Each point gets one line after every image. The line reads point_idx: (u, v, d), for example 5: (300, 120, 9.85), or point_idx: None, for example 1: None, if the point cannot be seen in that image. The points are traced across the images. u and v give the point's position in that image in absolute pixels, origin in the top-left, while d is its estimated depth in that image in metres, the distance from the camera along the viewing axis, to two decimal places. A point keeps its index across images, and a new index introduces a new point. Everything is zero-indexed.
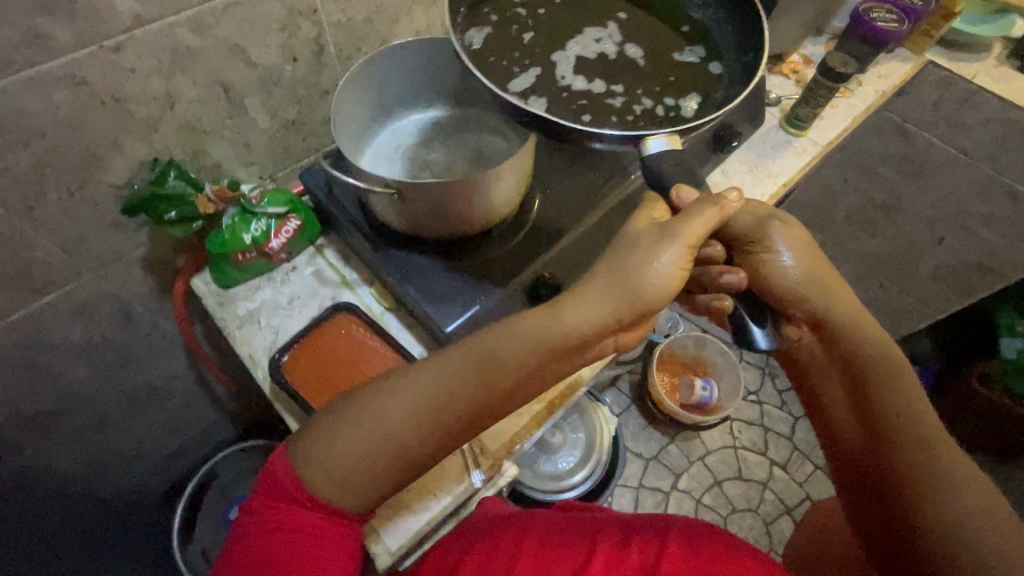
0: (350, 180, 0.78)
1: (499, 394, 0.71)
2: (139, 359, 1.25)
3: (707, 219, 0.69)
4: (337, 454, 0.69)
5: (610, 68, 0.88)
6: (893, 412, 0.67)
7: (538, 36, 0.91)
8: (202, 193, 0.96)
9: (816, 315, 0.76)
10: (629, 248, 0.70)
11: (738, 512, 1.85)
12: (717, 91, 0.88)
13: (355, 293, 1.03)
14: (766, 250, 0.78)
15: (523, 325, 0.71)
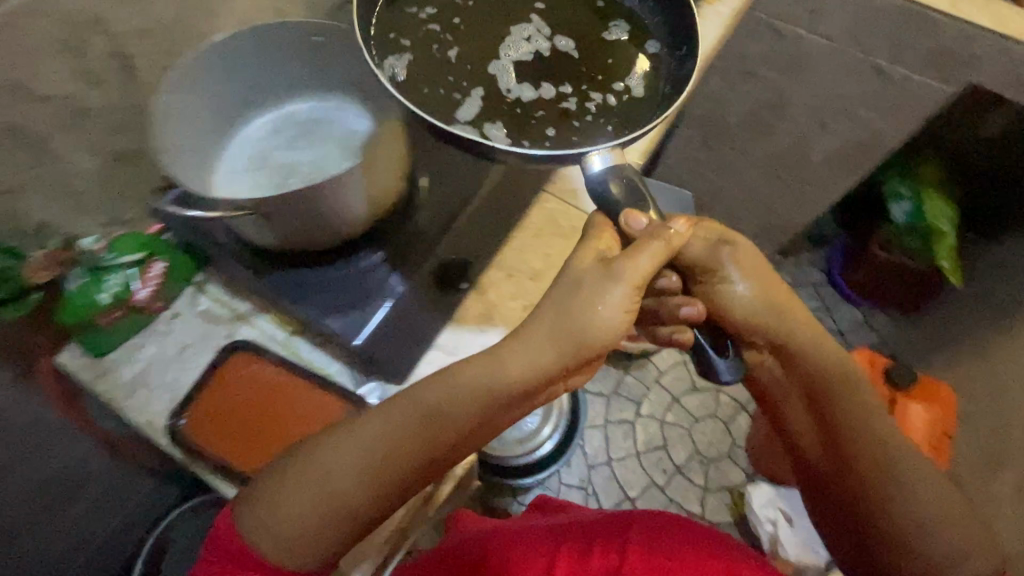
0: (198, 215, 0.74)
1: (458, 444, 0.76)
2: (46, 449, 1.08)
3: (648, 259, 0.71)
4: (299, 513, 0.71)
5: (556, 71, 0.92)
6: (855, 428, 0.79)
7: (463, 53, 0.92)
8: (30, 262, 0.88)
9: (784, 343, 0.81)
10: (575, 291, 0.73)
11: (700, 419, 2.09)
12: (672, 62, 0.95)
13: (250, 326, 1.03)
14: (718, 282, 0.80)
15: (466, 376, 0.75)
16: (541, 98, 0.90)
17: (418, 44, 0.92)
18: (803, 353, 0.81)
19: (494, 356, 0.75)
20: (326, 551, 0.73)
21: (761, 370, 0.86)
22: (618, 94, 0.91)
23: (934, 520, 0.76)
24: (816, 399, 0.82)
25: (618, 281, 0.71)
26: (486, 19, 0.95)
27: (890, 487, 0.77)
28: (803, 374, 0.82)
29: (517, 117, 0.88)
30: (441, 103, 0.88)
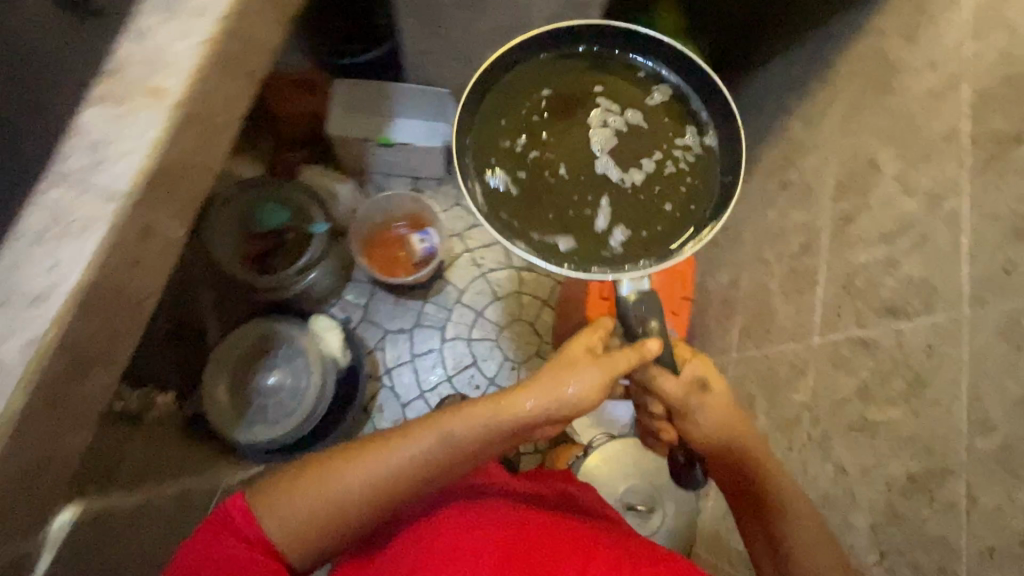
0: None
1: (447, 476, 0.64)
2: None
3: (626, 363, 0.61)
4: (309, 502, 0.62)
5: (625, 154, 0.64)
6: (800, 536, 0.59)
7: (583, 171, 0.65)
8: None
9: (745, 464, 0.63)
10: (566, 364, 0.63)
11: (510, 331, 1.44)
12: (695, 146, 0.65)
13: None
14: (690, 422, 0.64)
15: (523, 394, 0.62)
16: (653, 173, 0.64)
17: (529, 159, 0.64)
18: (758, 466, 0.62)
19: (546, 374, 0.63)
20: (321, 541, 0.63)
21: (722, 483, 0.67)
22: (681, 158, 0.65)
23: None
24: (763, 501, 0.62)
25: (588, 365, 0.62)
26: (569, 91, 0.67)
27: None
28: (760, 482, 0.62)
29: (632, 210, 0.63)
30: (571, 217, 0.63)
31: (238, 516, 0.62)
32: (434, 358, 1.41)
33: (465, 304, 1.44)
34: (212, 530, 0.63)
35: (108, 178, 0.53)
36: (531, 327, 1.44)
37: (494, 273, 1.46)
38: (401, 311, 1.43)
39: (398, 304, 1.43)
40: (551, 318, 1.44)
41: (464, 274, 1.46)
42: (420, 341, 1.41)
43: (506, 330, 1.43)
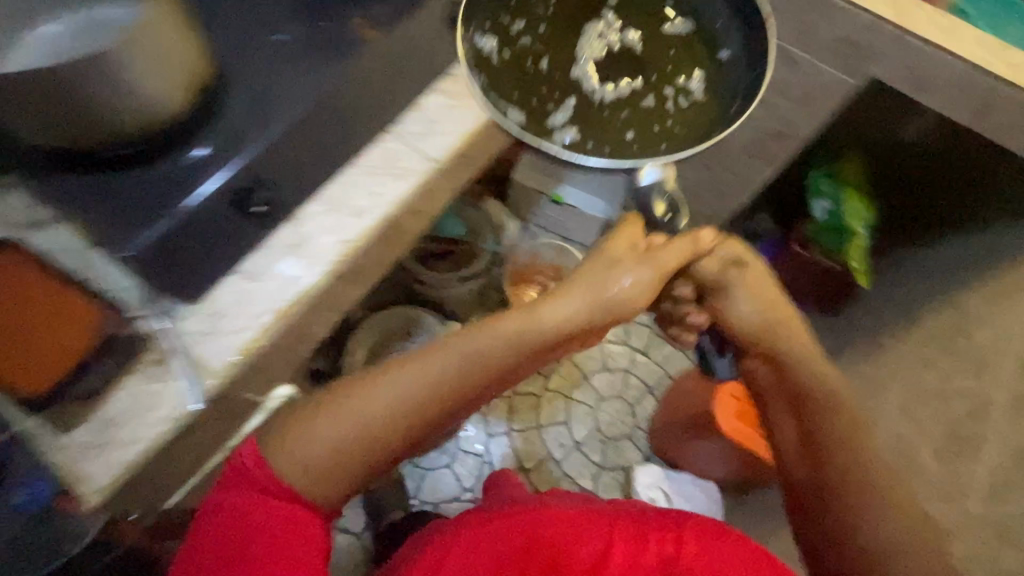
0: None
1: (477, 392, 0.68)
2: None
3: (673, 257, 0.73)
4: (347, 420, 0.62)
5: (640, 69, 0.86)
6: (834, 431, 0.68)
7: (614, 68, 0.85)
8: None
9: (778, 349, 0.74)
10: (607, 268, 0.71)
11: (608, 403, 1.47)
12: (697, 82, 0.86)
13: (32, 231, 0.56)
14: (724, 296, 0.77)
15: (568, 287, 0.71)
16: (621, 99, 0.84)
17: (569, 48, 0.85)
18: (790, 351, 0.73)
19: (592, 279, 0.70)
20: (356, 473, 0.63)
21: (755, 381, 0.78)
22: (678, 100, 0.85)
23: (858, 470, 0.65)
24: (799, 396, 0.72)
25: (624, 266, 0.71)
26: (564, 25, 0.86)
27: (864, 510, 0.63)
28: (790, 379, 0.73)
29: (599, 119, 0.82)
30: (590, 97, 0.83)
31: (253, 460, 0.61)
32: (531, 403, 1.44)
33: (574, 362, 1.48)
34: (226, 484, 0.61)
35: (432, 144, 0.68)
36: (629, 408, 1.47)
37: (610, 346, 1.51)
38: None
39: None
40: (649, 408, 1.48)
41: None
42: (524, 383, 1.44)
43: (604, 402, 1.46)
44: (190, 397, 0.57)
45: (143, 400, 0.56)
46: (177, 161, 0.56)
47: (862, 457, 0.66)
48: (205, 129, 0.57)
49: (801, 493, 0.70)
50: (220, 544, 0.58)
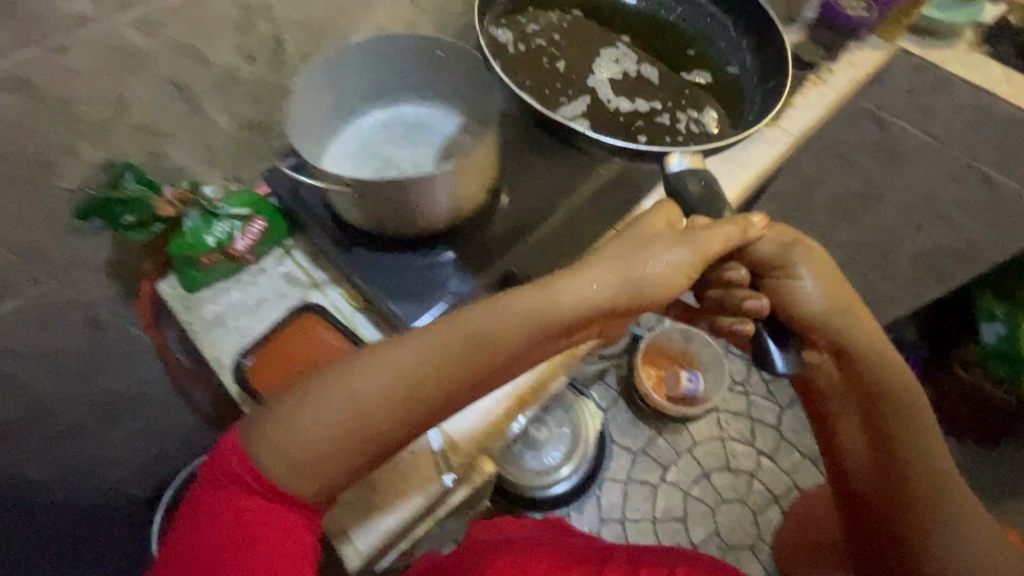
0: (305, 180, 0.49)
1: (500, 369, 0.51)
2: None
3: (724, 235, 0.49)
4: (325, 418, 0.47)
5: (686, 90, 0.70)
6: (914, 440, 0.51)
7: (647, 76, 0.70)
8: (162, 198, 0.56)
9: (847, 345, 0.51)
10: (643, 241, 0.50)
11: (728, 505, 1.38)
12: (713, 109, 0.70)
13: (320, 293, 0.64)
14: (789, 277, 0.51)
15: (593, 264, 0.50)
16: (641, 112, 0.67)
17: (598, 48, 0.71)
18: (864, 352, 0.51)
19: (625, 243, 0.50)
20: (351, 463, 0.49)
21: (812, 377, 0.55)
22: (687, 122, 0.67)
23: (931, 480, 0.50)
24: (875, 407, 0.51)
25: (684, 246, 0.49)
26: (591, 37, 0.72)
27: (946, 519, 0.50)
28: (866, 381, 0.51)
29: (616, 128, 0.65)
30: (609, 95, 0.67)
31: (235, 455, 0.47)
32: (646, 492, 1.38)
33: (693, 456, 1.41)
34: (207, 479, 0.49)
35: None
36: (751, 516, 1.37)
37: (733, 444, 1.43)
38: (632, 431, 1.41)
39: (633, 424, 1.42)
40: (774, 519, 1.37)
41: (704, 428, 1.43)
42: (641, 469, 1.39)
43: (723, 505, 1.38)
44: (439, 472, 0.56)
45: (399, 470, 0.56)
46: (456, 249, 0.61)
47: (943, 466, 0.51)
48: (481, 220, 0.62)
49: (863, 500, 0.54)
50: (208, 554, 0.45)
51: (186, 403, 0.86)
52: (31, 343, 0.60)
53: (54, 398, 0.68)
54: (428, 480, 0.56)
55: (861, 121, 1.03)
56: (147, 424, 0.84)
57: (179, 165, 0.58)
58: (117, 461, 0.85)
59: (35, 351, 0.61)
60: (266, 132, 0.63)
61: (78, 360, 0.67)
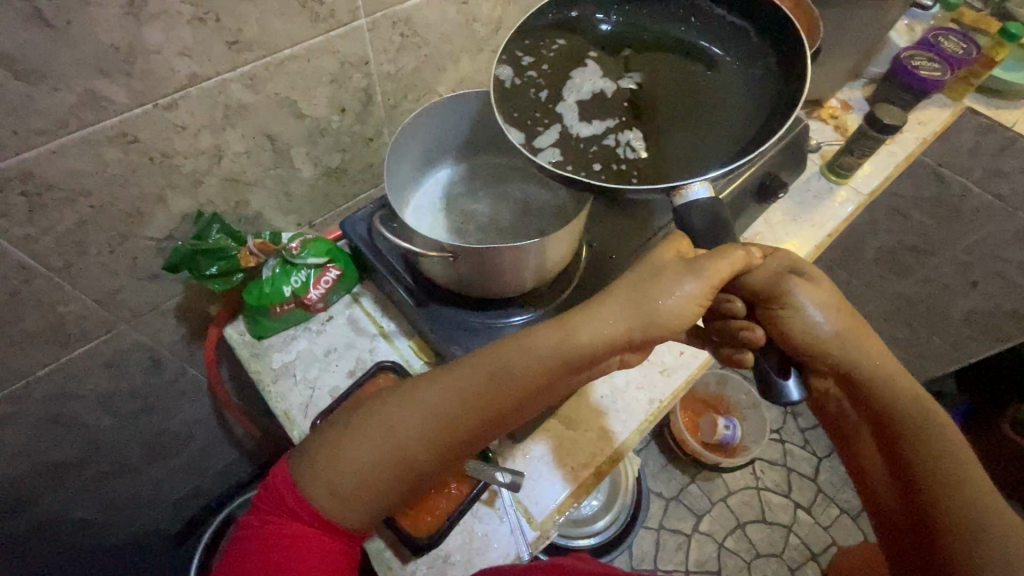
0: (399, 243, 0.47)
1: (524, 406, 0.46)
2: (33, 483, 0.63)
3: (731, 265, 0.44)
4: (360, 459, 0.44)
5: (672, 107, 0.55)
6: (929, 457, 0.41)
7: (623, 92, 0.57)
8: (245, 247, 0.55)
9: (854, 372, 0.45)
10: (651, 277, 0.45)
11: (762, 559, 1.28)
12: (704, 126, 0.53)
13: (390, 345, 0.61)
14: (791, 309, 0.46)
15: (608, 297, 0.45)
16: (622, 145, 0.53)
17: (568, 52, 0.57)
18: (875, 378, 0.45)
19: (637, 275, 0.45)
20: (386, 503, 0.45)
21: (825, 406, 0.49)
22: (666, 149, 0.53)
23: (963, 510, 0.39)
24: (887, 429, 0.44)
25: (692, 274, 0.43)
26: (592, 52, 0.58)
27: (988, 551, 0.37)
28: (878, 404, 0.44)
29: (587, 163, 0.52)
30: (573, 118, 0.55)
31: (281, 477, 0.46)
32: (678, 542, 1.30)
33: (728, 505, 1.34)
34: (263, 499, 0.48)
35: None
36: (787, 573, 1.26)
37: (769, 495, 1.35)
38: (664, 476, 1.36)
39: (665, 468, 1.37)
40: None
41: (739, 477, 1.37)
42: (673, 518, 1.32)
43: (758, 559, 1.28)
44: (519, 548, 0.52)
45: (476, 546, 0.52)
46: (540, 310, 0.58)
47: (981, 493, 0.40)
48: (566, 280, 0.59)
49: (898, 536, 0.43)
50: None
51: (231, 439, 0.84)
52: (95, 387, 0.59)
53: (107, 438, 0.66)
54: (508, 559, 0.52)
55: (922, 176, 0.99)
56: (189, 461, 0.82)
57: (258, 212, 0.57)
58: (157, 498, 0.83)
59: (97, 394, 0.60)
60: (344, 179, 0.62)
61: (135, 401, 0.65)
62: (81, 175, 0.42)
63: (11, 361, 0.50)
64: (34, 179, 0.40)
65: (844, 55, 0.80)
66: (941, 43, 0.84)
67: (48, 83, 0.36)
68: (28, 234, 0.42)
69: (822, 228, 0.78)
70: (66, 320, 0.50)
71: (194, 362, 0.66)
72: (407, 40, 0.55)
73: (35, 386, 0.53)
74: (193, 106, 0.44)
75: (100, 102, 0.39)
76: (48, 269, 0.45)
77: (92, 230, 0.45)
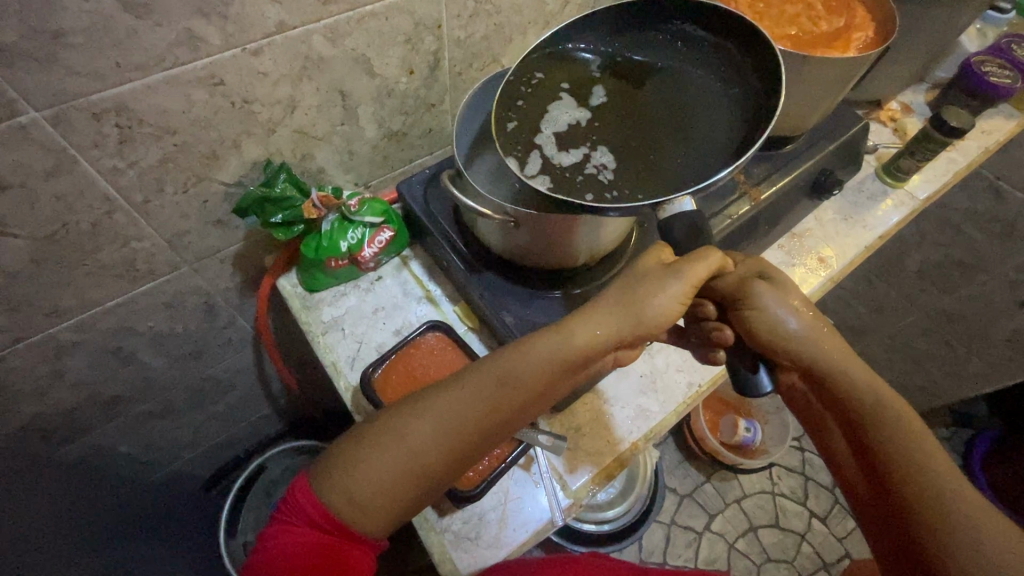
0: (465, 202, 0.49)
1: (532, 409, 0.46)
2: (88, 412, 0.66)
3: (707, 269, 0.44)
4: (379, 467, 0.43)
5: (657, 129, 0.50)
6: (897, 444, 0.39)
7: (607, 116, 0.51)
8: (308, 198, 0.56)
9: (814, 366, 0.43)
10: (642, 284, 0.45)
11: (772, 564, 1.27)
12: (686, 150, 0.49)
13: (434, 308, 0.62)
14: (755, 309, 0.45)
15: (598, 304, 0.46)
16: (614, 161, 0.49)
17: (544, 77, 0.53)
18: (836, 371, 0.43)
19: (626, 283, 0.46)
20: (401, 511, 0.44)
21: (795, 402, 0.47)
22: (657, 161, 0.49)
23: (928, 478, 0.37)
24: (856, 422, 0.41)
25: (672, 277, 0.44)
26: (568, 68, 0.53)
27: (961, 528, 0.35)
28: (843, 397, 0.42)
29: (580, 185, 0.48)
30: (552, 144, 0.50)
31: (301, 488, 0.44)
32: (689, 539, 1.30)
33: (741, 507, 1.33)
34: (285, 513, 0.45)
35: None
36: None
37: (785, 502, 1.33)
38: (679, 473, 1.36)
39: (681, 465, 1.37)
40: None
41: (755, 480, 1.36)
42: (686, 515, 1.32)
43: (768, 564, 1.27)
44: (552, 514, 0.53)
45: (510, 508, 0.53)
46: (589, 286, 0.58)
47: (953, 480, 0.37)
48: (617, 258, 0.59)
49: (880, 535, 0.39)
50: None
51: (267, 393, 0.87)
52: (154, 325, 0.61)
53: (158, 377, 0.69)
54: (541, 522, 0.52)
55: (977, 189, 0.96)
56: (227, 410, 0.84)
57: (321, 168, 0.58)
58: (195, 443, 0.86)
59: (155, 333, 0.62)
60: (403, 144, 0.63)
61: (187, 345, 0.67)
62: (170, 113, 0.43)
63: (86, 291, 0.52)
64: (128, 113, 0.41)
65: (912, 56, 0.77)
66: (1013, 50, 0.82)
67: (153, 18, 0.38)
68: (116, 166, 0.44)
69: (872, 229, 0.77)
70: (138, 255, 0.52)
71: (245, 311, 0.68)
72: (480, 6, 0.55)
73: (102, 318, 0.56)
74: (277, 54, 0.45)
75: (195, 42, 0.40)
76: (129, 204, 0.47)
77: (173, 169, 0.47)
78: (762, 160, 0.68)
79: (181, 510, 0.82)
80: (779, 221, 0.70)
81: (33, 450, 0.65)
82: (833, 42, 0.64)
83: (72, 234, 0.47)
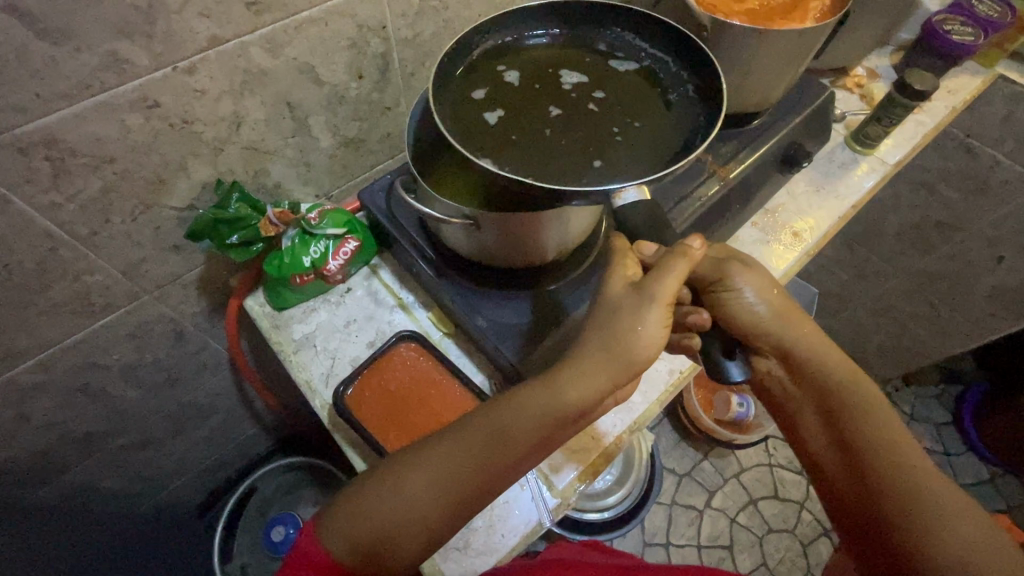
0: (418, 206, 0.47)
1: (529, 461, 0.43)
2: (62, 450, 0.64)
3: (678, 281, 0.41)
4: (381, 517, 0.41)
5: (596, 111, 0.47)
6: (880, 440, 0.39)
7: (539, 96, 0.48)
8: (265, 216, 0.54)
9: (793, 350, 0.44)
10: (621, 314, 0.41)
11: (774, 534, 1.28)
12: (625, 136, 0.46)
13: (408, 316, 0.61)
14: (731, 290, 0.44)
15: (585, 350, 0.42)
16: (558, 135, 0.45)
17: (486, 62, 0.50)
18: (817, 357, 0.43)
19: (602, 316, 0.42)
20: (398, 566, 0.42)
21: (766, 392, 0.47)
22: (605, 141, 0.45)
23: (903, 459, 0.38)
24: (834, 414, 0.42)
25: (646, 303, 0.40)
26: (519, 57, 0.51)
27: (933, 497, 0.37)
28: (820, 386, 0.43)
29: (524, 150, 0.44)
30: (456, 102, 0.47)
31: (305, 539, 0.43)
32: (691, 517, 1.30)
33: (741, 481, 1.34)
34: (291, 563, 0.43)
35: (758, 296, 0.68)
36: (799, 548, 1.26)
37: (782, 472, 1.35)
38: (677, 453, 1.37)
39: (678, 445, 1.37)
40: (824, 551, 1.26)
41: (752, 454, 1.37)
42: (687, 494, 1.33)
43: (770, 535, 1.28)
44: (539, 515, 0.53)
45: (498, 512, 0.53)
46: (560, 279, 0.57)
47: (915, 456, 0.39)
48: (586, 249, 0.58)
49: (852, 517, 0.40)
50: None
51: (252, 412, 0.85)
52: (122, 358, 0.59)
53: (134, 409, 0.67)
54: (530, 525, 0.52)
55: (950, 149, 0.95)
56: (213, 434, 0.83)
57: (277, 183, 0.57)
58: (183, 469, 0.85)
59: (124, 366, 0.60)
60: (361, 150, 0.61)
61: (161, 374, 0.66)
62: (105, 141, 0.41)
63: (42, 330, 0.50)
64: (58, 145, 0.39)
65: (875, 23, 0.77)
66: (974, 7, 0.81)
67: (71, 44, 0.36)
68: (53, 202, 0.42)
69: (843, 197, 0.76)
70: (91, 287, 0.50)
71: (215, 334, 0.66)
72: (426, 3, 0.53)
73: (64, 357, 0.54)
74: (213, 71, 0.43)
75: (121, 65, 0.39)
76: (75, 238, 0.46)
77: (117, 198, 0.45)
78: (729, 138, 0.67)
79: (175, 537, 0.81)
80: (752, 198, 0.69)
81: (11, 497, 0.64)
82: (790, 14, 0.63)
83: (17, 275, 0.45)
